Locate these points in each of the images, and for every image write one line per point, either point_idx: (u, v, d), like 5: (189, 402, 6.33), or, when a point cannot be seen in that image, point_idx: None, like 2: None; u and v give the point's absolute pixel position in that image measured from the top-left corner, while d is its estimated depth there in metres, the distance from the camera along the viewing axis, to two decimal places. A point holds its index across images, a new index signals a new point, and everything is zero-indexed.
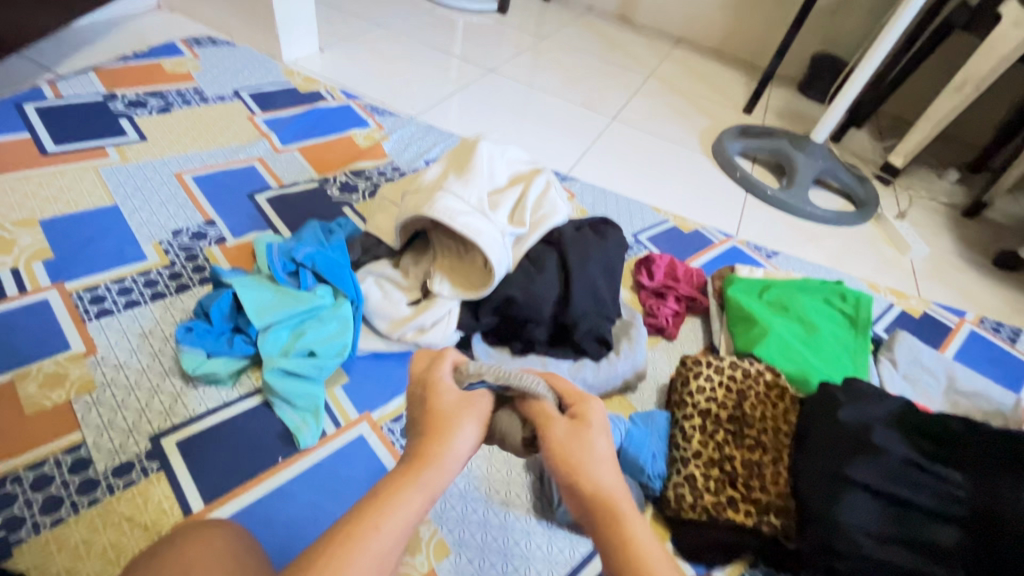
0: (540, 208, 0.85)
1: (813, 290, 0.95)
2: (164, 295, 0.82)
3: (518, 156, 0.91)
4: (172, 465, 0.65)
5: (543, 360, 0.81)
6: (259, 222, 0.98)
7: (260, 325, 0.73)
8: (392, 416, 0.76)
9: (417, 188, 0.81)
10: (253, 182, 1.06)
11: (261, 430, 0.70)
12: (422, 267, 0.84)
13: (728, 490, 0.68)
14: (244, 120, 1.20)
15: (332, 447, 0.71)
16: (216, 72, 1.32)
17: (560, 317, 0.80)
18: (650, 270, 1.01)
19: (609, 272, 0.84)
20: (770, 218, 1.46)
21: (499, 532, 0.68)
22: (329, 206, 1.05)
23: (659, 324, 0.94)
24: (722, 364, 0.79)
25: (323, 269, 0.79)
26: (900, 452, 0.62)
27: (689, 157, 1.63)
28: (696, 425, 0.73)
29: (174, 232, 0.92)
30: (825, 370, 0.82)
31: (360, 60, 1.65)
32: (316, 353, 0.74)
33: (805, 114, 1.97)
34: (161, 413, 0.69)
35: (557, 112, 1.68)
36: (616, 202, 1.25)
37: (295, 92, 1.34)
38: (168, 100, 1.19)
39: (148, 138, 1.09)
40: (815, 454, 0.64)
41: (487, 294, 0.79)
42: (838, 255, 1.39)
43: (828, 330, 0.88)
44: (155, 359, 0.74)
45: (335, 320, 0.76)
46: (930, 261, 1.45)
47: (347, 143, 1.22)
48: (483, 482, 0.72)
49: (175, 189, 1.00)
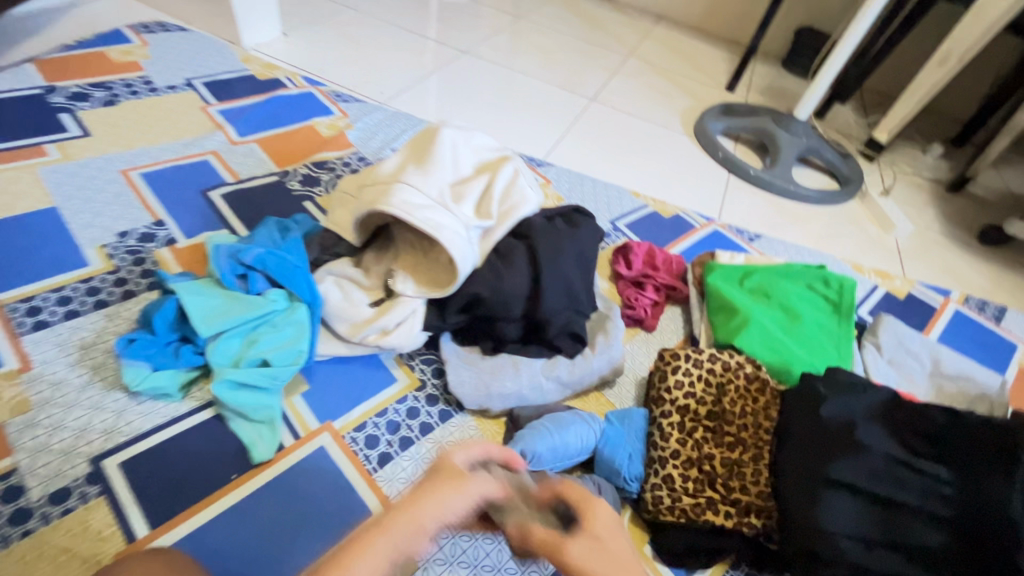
0: (509, 197, 0.80)
1: (796, 275, 0.91)
2: (108, 303, 0.77)
3: (485, 143, 0.86)
4: (114, 488, 0.61)
5: (515, 360, 0.77)
6: (213, 221, 0.92)
7: (209, 333, 0.68)
8: (356, 425, 0.72)
9: (374, 180, 0.76)
10: (206, 177, 1.00)
11: (214, 445, 0.66)
12: (384, 265, 0.80)
13: (707, 492, 0.65)
14: (197, 111, 1.13)
15: (290, 461, 0.67)
16: (167, 61, 1.25)
17: (531, 313, 0.76)
18: (628, 258, 0.97)
19: (582, 264, 0.80)
20: (753, 199, 1.42)
21: (469, 546, 0.65)
22: (290, 201, 1.00)
23: (637, 315, 0.90)
24: (701, 357, 0.75)
25: (275, 271, 0.73)
26: (883, 449, 0.60)
27: (670, 138, 1.58)
28: (674, 423, 0.70)
29: (120, 234, 0.86)
30: (808, 360, 0.79)
31: (325, 44, 1.57)
32: (271, 361, 0.69)
33: (789, 90, 1.92)
34: (102, 432, 0.64)
35: (533, 94, 1.62)
36: (594, 187, 1.21)
37: (254, 79, 1.27)
38: (115, 91, 1.12)
39: (92, 133, 1.02)
40: (796, 453, 0.61)
41: (453, 292, 0.75)
42: (822, 235, 1.36)
43: (811, 317, 0.85)
44: (95, 373, 0.69)
45: (290, 325, 0.71)
46: (915, 239, 1.43)
47: (309, 133, 1.16)
48: None
49: (121, 187, 0.94)
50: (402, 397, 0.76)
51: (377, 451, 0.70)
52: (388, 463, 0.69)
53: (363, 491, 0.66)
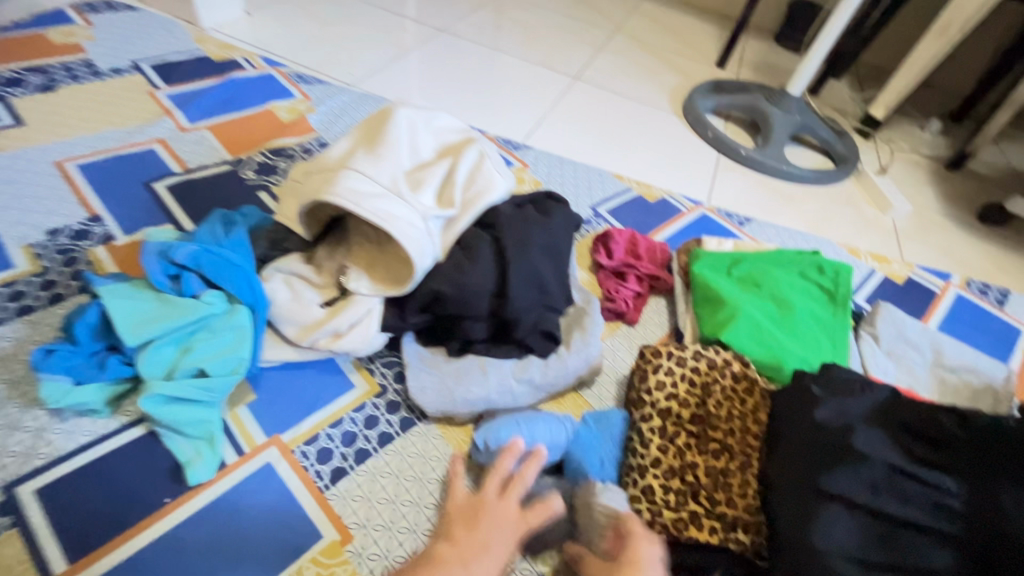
0: (473, 183, 0.73)
1: (788, 263, 0.85)
2: (32, 309, 0.70)
3: (448, 124, 0.78)
4: (29, 518, 0.54)
5: (482, 362, 0.70)
6: (156, 215, 0.85)
7: (137, 342, 0.61)
8: (307, 438, 0.65)
9: (321, 167, 0.68)
10: (151, 167, 0.92)
11: (146, 465, 0.60)
12: (337, 260, 0.73)
13: (691, 505, 0.59)
14: (144, 96, 1.05)
15: (231, 481, 0.61)
16: (114, 42, 1.16)
17: (498, 311, 0.69)
18: (608, 247, 0.90)
19: (555, 256, 0.73)
20: (744, 181, 1.35)
21: None
22: (243, 191, 0.92)
23: (618, 309, 0.84)
24: (684, 355, 0.70)
25: (212, 272, 0.66)
26: (884, 457, 0.54)
27: (657, 118, 1.51)
28: (655, 428, 0.64)
29: (51, 232, 0.79)
30: (800, 355, 0.74)
31: (290, 23, 1.47)
32: (208, 371, 0.62)
33: (781, 66, 1.84)
34: (18, 455, 0.58)
35: (513, 74, 1.53)
36: (574, 171, 1.14)
37: (209, 61, 1.18)
38: (53, 76, 1.03)
39: (25, 121, 0.94)
40: (789, 463, 0.56)
41: (412, 289, 0.68)
42: (816, 217, 1.29)
43: (804, 308, 0.79)
44: (13, 388, 0.62)
45: (229, 330, 0.65)
46: (913, 219, 1.37)
47: (267, 118, 1.08)
48: (411, 515, 0.62)
49: (55, 181, 0.86)
50: (359, 405, 0.69)
51: (329, 466, 0.64)
52: (342, 480, 0.63)
53: (313, 512, 0.60)
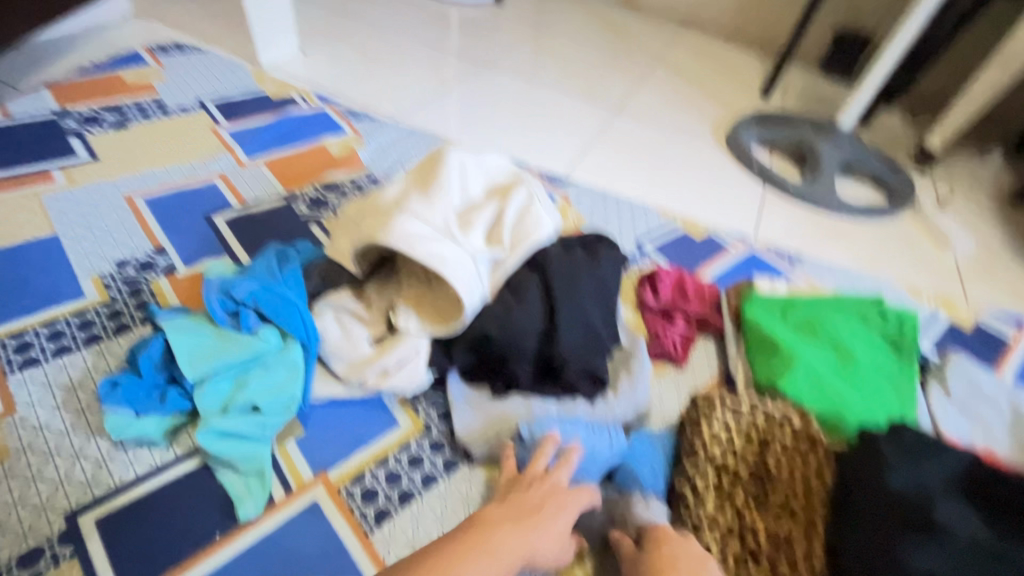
0: (521, 224, 0.73)
1: (848, 307, 0.81)
2: (99, 339, 0.73)
3: (497, 163, 0.79)
4: (89, 549, 0.56)
5: (528, 404, 0.69)
6: (215, 248, 0.89)
7: (197, 377, 0.65)
8: (353, 477, 0.65)
9: (374, 208, 0.70)
10: (211, 201, 0.96)
11: (200, 497, 0.61)
12: (386, 297, 0.73)
13: (751, 566, 0.57)
14: (207, 132, 1.11)
15: (279, 518, 0.61)
16: (182, 82, 1.23)
17: (546, 354, 0.69)
18: (655, 285, 0.88)
19: (603, 298, 0.72)
20: (793, 215, 1.31)
21: None
22: (295, 225, 0.95)
23: (665, 350, 0.81)
24: (738, 406, 0.67)
25: (266, 308, 0.68)
26: (969, 533, 0.52)
27: (700, 150, 1.49)
28: (710, 484, 0.62)
29: (119, 263, 0.83)
30: (865, 410, 0.70)
31: (340, 60, 1.54)
32: (260, 407, 0.64)
33: (828, 97, 1.80)
34: (82, 484, 0.60)
35: (554, 107, 1.55)
36: (618, 206, 1.13)
37: (267, 99, 1.24)
38: (126, 114, 1.10)
39: (100, 157, 1.00)
40: (863, 531, 0.55)
41: (460, 330, 0.68)
42: (871, 255, 1.24)
43: (868, 357, 0.75)
44: (80, 416, 0.65)
45: (282, 366, 0.67)
46: (976, 258, 1.30)
47: (319, 153, 1.12)
48: None
49: (124, 213, 0.91)
50: (404, 444, 0.69)
51: (374, 507, 0.63)
52: (385, 522, 0.63)
53: (357, 556, 0.60)
